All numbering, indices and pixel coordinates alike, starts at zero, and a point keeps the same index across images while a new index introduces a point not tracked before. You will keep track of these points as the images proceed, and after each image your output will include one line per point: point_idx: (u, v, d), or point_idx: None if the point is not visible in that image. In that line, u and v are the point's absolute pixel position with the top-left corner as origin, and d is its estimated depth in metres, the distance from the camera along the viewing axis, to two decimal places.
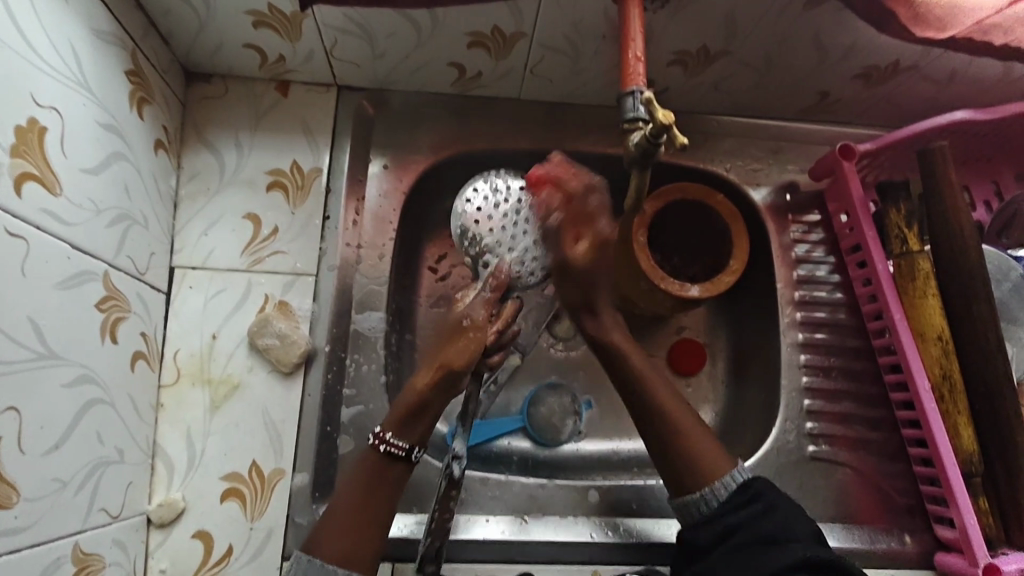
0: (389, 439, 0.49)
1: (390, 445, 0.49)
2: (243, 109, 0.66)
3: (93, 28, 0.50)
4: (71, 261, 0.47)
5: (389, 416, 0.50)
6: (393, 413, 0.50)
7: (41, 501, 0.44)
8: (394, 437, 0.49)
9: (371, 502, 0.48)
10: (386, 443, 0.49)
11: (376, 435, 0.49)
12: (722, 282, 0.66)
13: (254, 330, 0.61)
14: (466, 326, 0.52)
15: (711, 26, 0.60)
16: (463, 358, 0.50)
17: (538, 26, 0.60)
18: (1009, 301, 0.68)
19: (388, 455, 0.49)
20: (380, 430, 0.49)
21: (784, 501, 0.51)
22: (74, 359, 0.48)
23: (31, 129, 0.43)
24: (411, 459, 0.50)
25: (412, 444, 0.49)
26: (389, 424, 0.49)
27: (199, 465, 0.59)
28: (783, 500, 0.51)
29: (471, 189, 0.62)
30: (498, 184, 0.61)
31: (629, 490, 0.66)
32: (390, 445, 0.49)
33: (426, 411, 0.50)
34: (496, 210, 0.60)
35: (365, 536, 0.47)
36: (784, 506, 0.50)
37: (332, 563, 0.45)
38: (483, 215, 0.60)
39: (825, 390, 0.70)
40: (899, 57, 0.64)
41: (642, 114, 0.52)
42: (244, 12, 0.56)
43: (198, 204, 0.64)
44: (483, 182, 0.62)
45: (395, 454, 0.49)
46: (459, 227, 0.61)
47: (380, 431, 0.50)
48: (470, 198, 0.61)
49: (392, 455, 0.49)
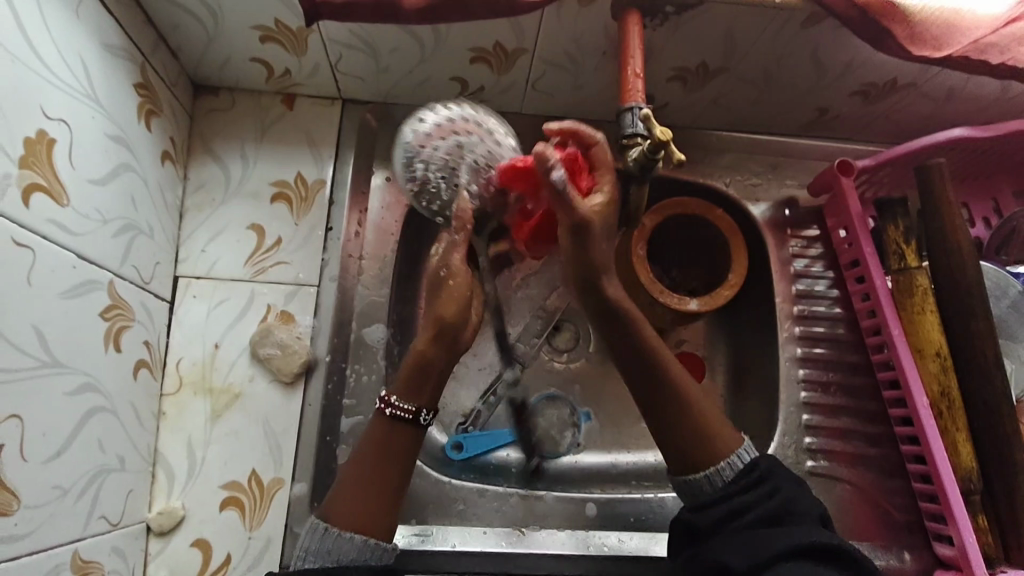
0: (394, 404, 0.49)
1: (395, 410, 0.49)
2: (249, 122, 0.67)
3: (102, 42, 0.51)
4: (77, 270, 0.48)
5: (396, 380, 0.51)
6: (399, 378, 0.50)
7: (42, 507, 0.44)
8: (399, 402, 0.50)
9: (384, 480, 0.48)
10: (391, 407, 0.49)
11: (381, 399, 0.50)
12: (720, 297, 0.66)
13: (256, 340, 0.62)
14: (444, 276, 0.49)
15: (709, 44, 0.61)
16: (453, 311, 0.49)
17: (540, 43, 0.61)
18: (1008, 318, 0.69)
19: (393, 418, 0.49)
20: (387, 394, 0.50)
21: (789, 483, 0.50)
22: (78, 368, 0.48)
23: (40, 141, 0.44)
24: (419, 422, 0.50)
25: (418, 407, 0.49)
26: (394, 387, 0.50)
27: (199, 473, 0.59)
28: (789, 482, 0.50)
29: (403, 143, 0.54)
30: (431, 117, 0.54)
31: (627, 503, 0.67)
32: (396, 408, 0.49)
33: (429, 375, 0.50)
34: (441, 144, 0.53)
35: (379, 512, 0.48)
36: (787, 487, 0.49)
37: (350, 530, 0.47)
38: (424, 167, 0.53)
39: (825, 405, 0.70)
40: (896, 76, 0.65)
41: (640, 129, 0.54)
42: (251, 27, 0.58)
43: (203, 214, 0.65)
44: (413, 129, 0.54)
45: (402, 417, 0.49)
46: (412, 189, 0.55)
47: (387, 396, 0.50)
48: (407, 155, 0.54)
49: (399, 418, 0.49)
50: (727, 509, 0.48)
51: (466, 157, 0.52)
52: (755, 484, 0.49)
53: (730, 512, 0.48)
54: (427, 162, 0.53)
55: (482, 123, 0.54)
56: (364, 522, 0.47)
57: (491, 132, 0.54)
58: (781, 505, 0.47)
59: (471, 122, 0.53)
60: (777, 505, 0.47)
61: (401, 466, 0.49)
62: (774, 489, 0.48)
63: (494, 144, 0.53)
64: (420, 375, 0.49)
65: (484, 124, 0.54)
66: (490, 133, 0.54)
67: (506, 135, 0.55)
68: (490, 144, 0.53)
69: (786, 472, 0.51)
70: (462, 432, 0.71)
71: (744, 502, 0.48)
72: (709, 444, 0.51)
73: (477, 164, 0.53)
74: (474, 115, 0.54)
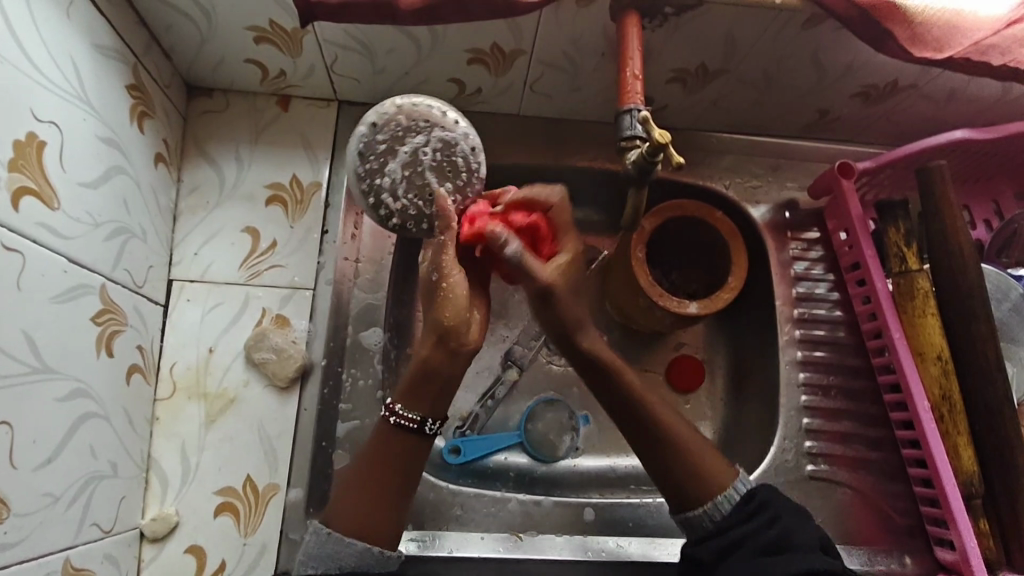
0: (400, 412, 0.50)
1: (399, 418, 0.50)
2: (244, 123, 0.67)
3: (93, 43, 0.50)
4: (68, 274, 0.47)
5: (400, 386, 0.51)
6: (403, 384, 0.50)
7: (31, 516, 0.44)
8: (404, 411, 0.50)
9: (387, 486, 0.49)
10: (395, 415, 0.50)
11: (386, 407, 0.50)
12: (720, 300, 0.64)
13: (251, 344, 0.61)
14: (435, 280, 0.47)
15: (709, 45, 0.60)
16: (452, 315, 0.48)
17: (537, 44, 0.60)
18: (1009, 321, 0.68)
19: (397, 426, 0.50)
20: (391, 401, 0.50)
21: (789, 511, 0.49)
22: (69, 373, 0.48)
23: (30, 144, 0.44)
24: (424, 431, 0.50)
25: (423, 416, 0.50)
26: (399, 395, 0.50)
27: (193, 479, 0.58)
28: (788, 508, 0.50)
29: (359, 178, 0.48)
30: (367, 137, 0.48)
31: (627, 508, 0.67)
32: (400, 416, 0.50)
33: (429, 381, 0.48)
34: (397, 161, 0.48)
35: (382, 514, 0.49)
36: (786, 515, 0.49)
37: (349, 537, 0.48)
38: (395, 191, 0.48)
39: (825, 409, 0.70)
40: (897, 77, 0.65)
41: (639, 132, 0.54)
42: (245, 28, 0.57)
43: (197, 217, 0.64)
44: (364, 158, 0.48)
45: (404, 425, 0.50)
46: (388, 219, 0.50)
47: (391, 403, 0.50)
48: (371, 186, 0.48)
49: (401, 426, 0.49)
50: (728, 539, 0.48)
51: (424, 163, 0.48)
52: (754, 513, 0.49)
53: (731, 543, 0.48)
54: (392, 187, 0.48)
55: (417, 113, 0.48)
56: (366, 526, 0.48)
57: (433, 118, 0.48)
58: (781, 533, 0.47)
59: (406, 121, 0.48)
60: (776, 535, 0.47)
61: (406, 474, 0.50)
62: (774, 517, 0.48)
63: (441, 129, 0.49)
64: (423, 380, 0.49)
65: (419, 113, 0.48)
66: (432, 122, 0.48)
67: (445, 107, 0.49)
68: (438, 132, 0.48)
69: (786, 501, 0.51)
70: (459, 435, 0.70)
71: (743, 532, 0.48)
72: (703, 485, 0.51)
73: (437, 161, 0.49)
74: (404, 114, 0.48)
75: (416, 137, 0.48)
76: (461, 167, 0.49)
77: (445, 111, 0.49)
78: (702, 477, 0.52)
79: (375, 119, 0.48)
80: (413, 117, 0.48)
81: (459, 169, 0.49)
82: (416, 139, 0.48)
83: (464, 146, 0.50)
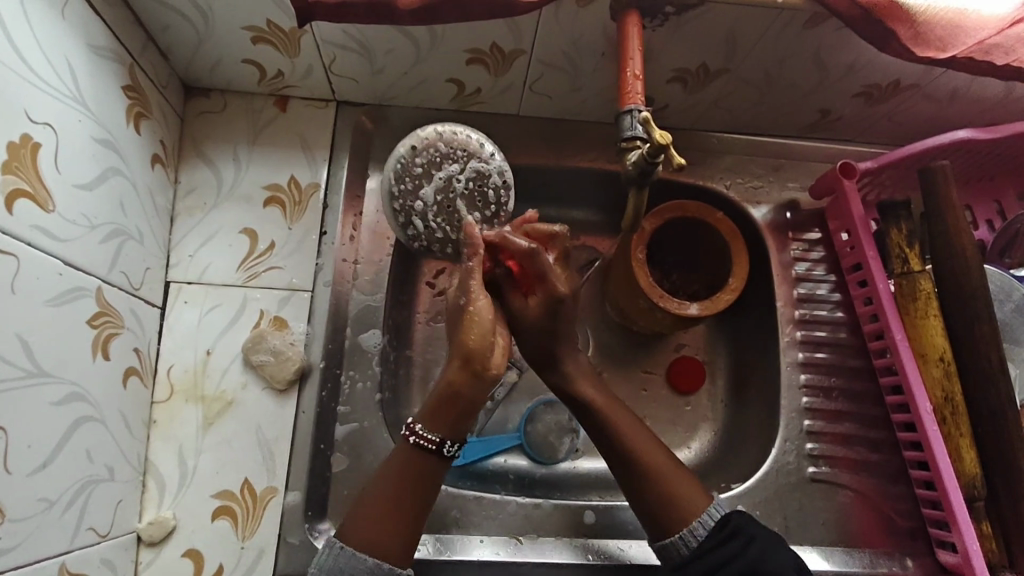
0: (419, 431, 0.49)
1: (419, 437, 0.49)
2: (242, 124, 0.66)
3: (89, 44, 0.50)
4: (63, 277, 0.47)
5: (422, 407, 0.50)
6: (426, 406, 0.49)
7: (26, 521, 0.43)
8: (424, 430, 0.49)
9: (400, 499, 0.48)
10: (416, 434, 0.49)
11: (407, 426, 0.49)
12: (721, 300, 0.64)
13: (248, 346, 0.61)
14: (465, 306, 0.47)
15: (710, 44, 0.60)
16: (478, 339, 0.47)
17: (537, 44, 0.60)
18: (1012, 322, 0.68)
19: (418, 446, 0.49)
20: (412, 421, 0.49)
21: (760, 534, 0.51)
22: (64, 377, 0.47)
23: (24, 145, 0.43)
24: (442, 453, 0.49)
25: (442, 437, 0.48)
26: (419, 415, 0.49)
27: (191, 482, 0.58)
28: (760, 531, 0.51)
29: (396, 196, 0.51)
30: (406, 160, 0.51)
31: (626, 512, 0.66)
32: (420, 436, 0.49)
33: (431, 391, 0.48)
34: (431, 186, 0.50)
35: (391, 529, 0.47)
36: (760, 538, 0.50)
37: (363, 552, 0.46)
38: (426, 214, 0.51)
39: (827, 410, 0.69)
40: (900, 76, 0.64)
41: (639, 133, 0.53)
42: (242, 27, 0.56)
43: (194, 219, 0.63)
44: (401, 180, 0.51)
45: (426, 446, 0.48)
46: (416, 237, 0.53)
47: (412, 423, 0.49)
48: (404, 207, 0.51)
49: (422, 446, 0.48)
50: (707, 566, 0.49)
51: (456, 189, 0.50)
52: (728, 537, 0.50)
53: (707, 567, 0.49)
54: (424, 210, 0.51)
55: (456, 143, 0.50)
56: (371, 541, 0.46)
57: (470, 148, 0.51)
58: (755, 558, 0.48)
59: (444, 149, 0.50)
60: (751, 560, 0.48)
61: (411, 484, 0.49)
62: (747, 540, 0.50)
63: (476, 160, 0.51)
64: (430, 393, 0.48)
65: (457, 143, 0.50)
66: (469, 152, 0.51)
67: (483, 140, 0.52)
68: (473, 164, 0.51)
69: (760, 526, 0.52)
70: None
71: (721, 557, 0.49)
72: (674, 511, 0.53)
73: (468, 190, 0.51)
74: (442, 141, 0.50)
75: (449, 166, 0.50)
76: (490, 198, 0.51)
77: (481, 143, 0.51)
78: (675, 503, 0.53)
79: (415, 143, 0.51)
80: (449, 146, 0.50)
81: (488, 200, 0.52)
82: (449, 168, 0.50)
83: (495, 178, 0.51)
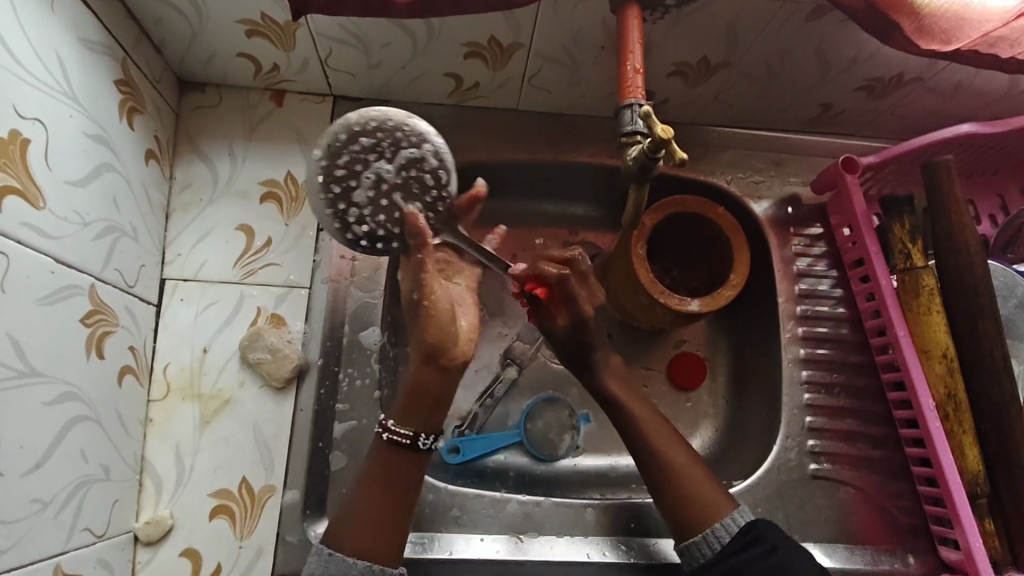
0: (392, 427, 0.49)
1: (393, 433, 0.49)
2: (237, 119, 0.65)
3: (79, 37, 0.49)
4: (55, 275, 0.46)
5: (396, 405, 0.50)
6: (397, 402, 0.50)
7: (20, 522, 0.43)
8: (397, 426, 0.49)
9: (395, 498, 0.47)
10: (389, 431, 0.49)
11: (381, 423, 0.49)
12: (723, 296, 0.63)
13: (245, 344, 0.60)
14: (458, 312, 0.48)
15: (711, 38, 0.59)
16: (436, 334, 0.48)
17: (535, 37, 0.59)
18: (1016, 317, 0.67)
19: (392, 442, 0.49)
20: (385, 418, 0.50)
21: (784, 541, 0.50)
22: (56, 377, 0.47)
23: (12, 142, 0.42)
24: (418, 447, 0.49)
25: (415, 431, 0.49)
26: (392, 412, 0.50)
27: (187, 482, 0.58)
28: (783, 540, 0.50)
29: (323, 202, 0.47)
30: (328, 163, 0.46)
31: (626, 509, 0.65)
32: (394, 431, 0.49)
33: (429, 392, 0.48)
34: (361, 184, 0.46)
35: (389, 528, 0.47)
36: (783, 547, 0.50)
37: (352, 556, 0.46)
38: (361, 213, 0.47)
39: (829, 407, 0.69)
40: (903, 70, 0.64)
41: (640, 128, 0.53)
42: (236, 20, 0.56)
43: (189, 215, 0.63)
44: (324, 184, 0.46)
45: (399, 440, 0.49)
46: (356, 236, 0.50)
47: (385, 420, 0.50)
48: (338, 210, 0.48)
49: (397, 442, 0.49)
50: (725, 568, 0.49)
51: (389, 184, 0.47)
52: (749, 543, 0.50)
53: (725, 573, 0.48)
54: (359, 210, 0.47)
55: (378, 128, 0.46)
56: (374, 546, 0.46)
57: (397, 132, 0.46)
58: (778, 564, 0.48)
59: (366, 141, 0.46)
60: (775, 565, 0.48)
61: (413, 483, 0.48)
62: (770, 547, 0.49)
63: (405, 145, 0.47)
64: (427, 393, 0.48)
65: (382, 131, 0.46)
66: (395, 139, 0.46)
67: (411, 118, 0.47)
68: (404, 150, 0.46)
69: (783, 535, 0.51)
70: (458, 436, 0.69)
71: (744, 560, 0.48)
72: (695, 514, 0.53)
73: (403, 180, 0.47)
74: (366, 133, 0.46)
75: (378, 159, 0.46)
76: (429, 183, 0.48)
77: (409, 121, 0.47)
78: (695, 506, 0.53)
79: (330, 139, 0.46)
80: (372, 138, 0.46)
81: (426, 186, 0.48)
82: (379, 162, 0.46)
83: (432, 163, 0.48)
